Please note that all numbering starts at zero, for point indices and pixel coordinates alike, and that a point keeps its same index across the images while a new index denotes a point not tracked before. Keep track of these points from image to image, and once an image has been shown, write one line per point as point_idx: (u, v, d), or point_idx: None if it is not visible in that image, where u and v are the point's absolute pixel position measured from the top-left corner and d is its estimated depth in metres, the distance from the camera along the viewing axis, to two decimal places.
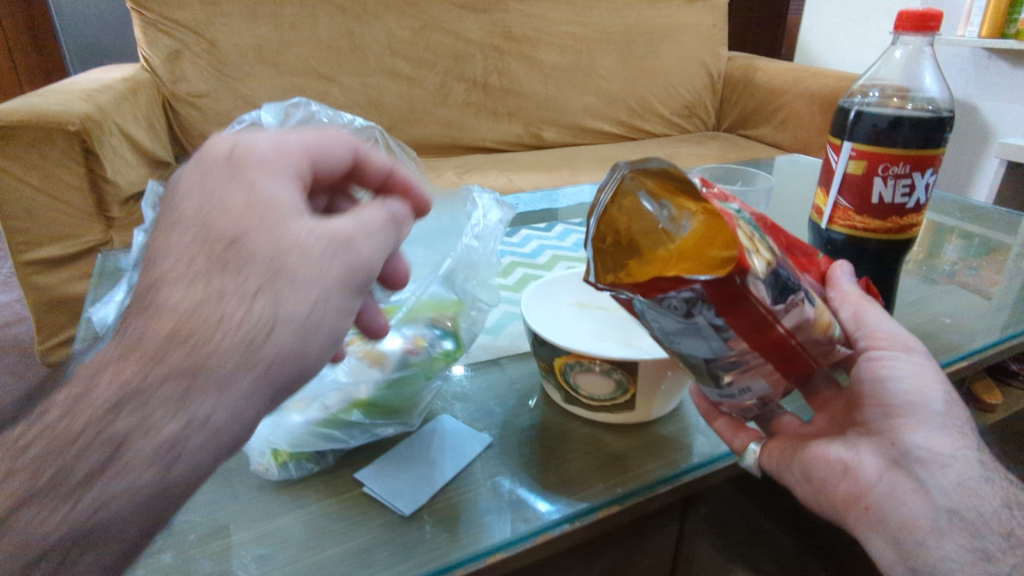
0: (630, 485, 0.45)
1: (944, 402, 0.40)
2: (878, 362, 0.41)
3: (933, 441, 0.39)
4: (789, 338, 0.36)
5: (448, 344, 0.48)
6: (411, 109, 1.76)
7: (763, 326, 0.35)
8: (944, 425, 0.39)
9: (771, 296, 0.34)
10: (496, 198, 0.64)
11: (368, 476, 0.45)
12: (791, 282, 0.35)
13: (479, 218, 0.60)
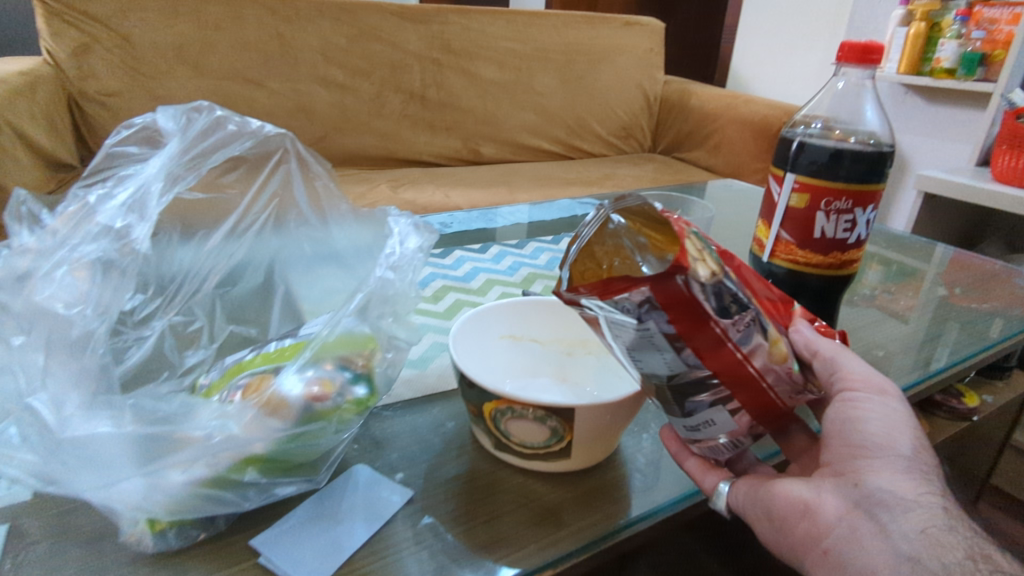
0: (566, 544, 0.41)
1: (911, 451, 0.37)
2: (851, 403, 0.38)
3: (898, 484, 0.36)
4: (743, 360, 0.35)
5: (359, 389, 0.43)
6: (344, 118, 1.68)
7: (715, 344, 0.34)
8: (909, 471, 0.36)
9: (716, 310, 0.34)
10: (414, 223, 0.58)
11: (265, 543, 0.39)
12: (740, 299, 0.35)
13: (395, 244, 0.52)
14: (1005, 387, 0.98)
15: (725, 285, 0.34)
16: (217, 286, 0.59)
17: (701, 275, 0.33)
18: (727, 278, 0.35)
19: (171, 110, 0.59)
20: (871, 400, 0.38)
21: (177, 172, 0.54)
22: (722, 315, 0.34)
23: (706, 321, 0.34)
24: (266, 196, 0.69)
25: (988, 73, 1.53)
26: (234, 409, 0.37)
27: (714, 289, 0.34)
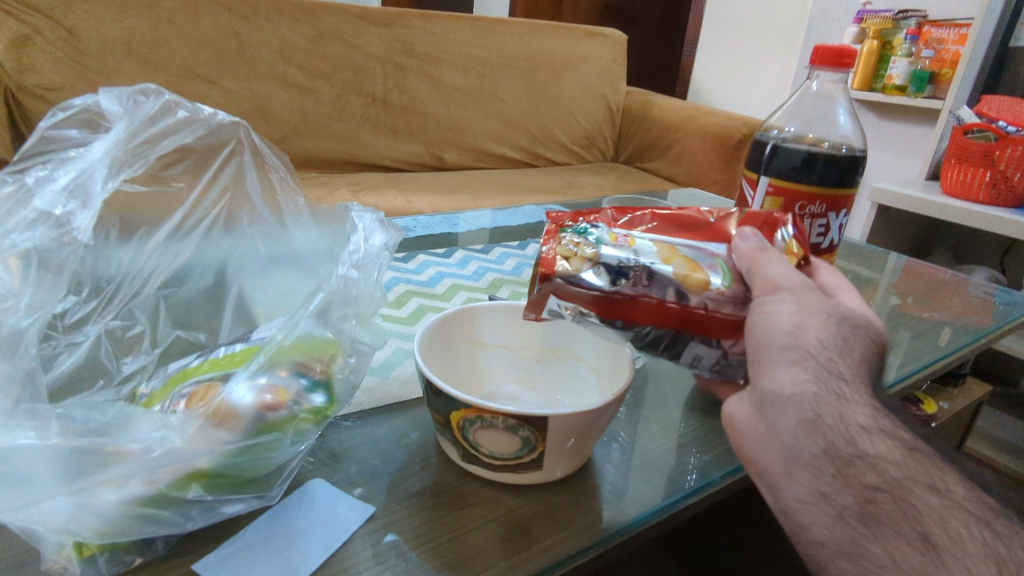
0: (536, 562, 0.39)
1: (809, 344, 0.39)
2: (758, 306, 0.40)
3: (779, 377, 0.38)
4: (672, 305, 0.41)
5: (317, 398, 0.40)
6: (303, 120, 1.64)
7: (634, 309, 0.42)
8: (798, 362, 0.38)
9: (603, 284, 0.42)
10: (380, 219, 0.56)
11: (209, 567, 0.35)
12: (625, 264, 0.42)
13: (359, 240, 0.49)
14: (958, 393, 1.01)
15: (601, 263, 0.42)
16: (161, 288, 0.55)
17: (561, 270, 0.42)
18: (603, 254, 0.42)
19: (115, 92, 0.52)
20: (783, 300, 0.39)
21: (121, 159, 0.50)
22: (613, 286, 0.42)
23: (607, 297, 0.42)
24: (218, 189, 0.65)
25: (937, 90, 1.61)
26: (178, 419, 0.34)
27: (586, 272, 0.42)
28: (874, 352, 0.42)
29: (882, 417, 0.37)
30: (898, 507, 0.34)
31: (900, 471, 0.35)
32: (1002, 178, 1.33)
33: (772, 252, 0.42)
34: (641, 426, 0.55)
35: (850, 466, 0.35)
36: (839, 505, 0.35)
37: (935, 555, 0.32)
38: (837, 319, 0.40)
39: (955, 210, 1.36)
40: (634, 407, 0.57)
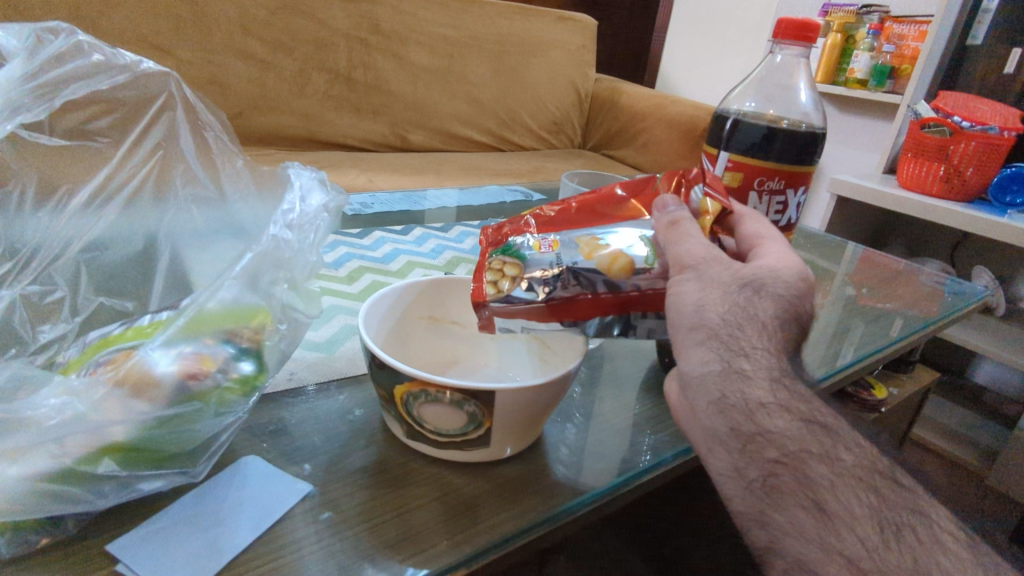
0: (481, 540, 0.37)
1: (714, 322, 0.37)
2: (673, 288, 0.40)
3: (689, 357, 0.38)
4: (612, 295, 0.43)
5: (246, 366, 0.38)
6: (263, 95, 1.57)
7: (575, 307, 0.43)
8: (703, 340, 0.37)
9: (536, 296, 0.43)
10: (319, 179, 0.53)
11: (126, 548, 0.32)
12: (546, 274, 0.42)
13: (295, 200, 0.47)
14: (908, 380, 1.03)
15: (529, 277, 0.43)
16: (82, 252, 0.54)
17: (490, 297, 0.43)
18: (527, 268, 0.43)
19: (17, 27, 0.49)
20: (687, 278, 0.39)
21: (20, 101, 0.46)
22: (547, 294, 0.42)
23: (545, 304, 0.43)
24: (147, 148, 0.64)
25: (897, 85, 1.62)
26: (91, 390, 0.32)
27: (514, 290, 0.42)
28: (798, 293, 0.41)
29: (782, 381, 0.36)
30: (796, 479, 0.33)
31: (799, 442, 0.34)
32: (956, 173, 1.37)
33: (686, 224, 0.41)
34: (596, 405, 0.54)
35: (752, 441, 0.35)
36: (747, 478, 0.35)
37: (827, 522, 0.32)
38: (742, 283, 0.39)
39: (911, 204, 1.39)
40: (589, 385, 0.56)
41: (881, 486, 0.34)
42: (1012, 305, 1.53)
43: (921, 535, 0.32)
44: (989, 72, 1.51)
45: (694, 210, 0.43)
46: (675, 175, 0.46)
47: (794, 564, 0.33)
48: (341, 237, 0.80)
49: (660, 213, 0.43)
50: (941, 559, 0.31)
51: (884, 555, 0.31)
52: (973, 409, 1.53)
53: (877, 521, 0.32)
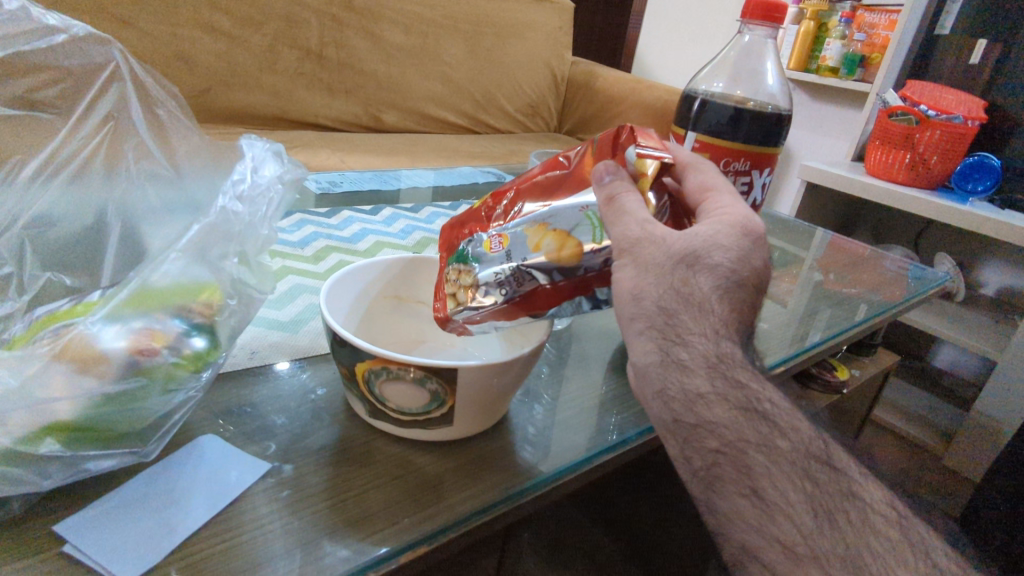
0: (443, 517, 0.37)
1: (650, 308, 0.38)
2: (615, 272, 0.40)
3: (634, 347, 0.39)
4: (568, 282, 0.42)
5: (198, 342, 0.37)
6: (231, 71, 1.52)
7: (534, 299, 0.43)
8: (642, 330, 0.38)
9: (495, 299, 0.42)
10: (274, 151, 0.52)
11: (75, 529, 0.31)
12: (495, 275, 0.42)
13: (247, 171, 0.46)
14: (869, 362, 1.06)
15: (483, 283, 0.42)
16: (27, 228, 0.52)
17: (451, 311, 0.43)
18: (479, 274, 0.43)
19: None
20: (626, 263, 0.39)
21: None
22: (505, 295, 0.42)
23: (505, 304, 0.42)
24: (96, 119, 0.61)
25: (867, 74, 1.65)
26: (33, 369, 0.31)
27: (474, 300, 0.42)
28: (744, 249, 0.39)
29: (719, 368, 0.36)
30: (736, 468, 0.34)
31: (737, 432, 0.34)
32: (920, 161, 1.40)
33: (626, 196, 0.40)
34: (562, 385, 0.54)
35: (694, 432, 0.35)
36: (692, 466, 0.35)
37: (765, 509, 0.33)
38: (676, 259, 0.38)
39: (878, 190, 1.42)
40: (556, 366, 0.56)
41: (816, 472, 0.34)
42: (971, 291, 1.57)
43: (852, 518, 0.33)
44: (956, 61, 1.51)
45: (631, 173, 0.42)
46: (607, 137, 0.44)
47: (740, 549, 0.34)
48: (308, 215, 0.78)
49: (597, 185, 0.41)
50: (871, 541, 0.33)
51: (817, 540, 0.33)
52: (932, 392, 1.58)
53: (811, 507, 0.33)
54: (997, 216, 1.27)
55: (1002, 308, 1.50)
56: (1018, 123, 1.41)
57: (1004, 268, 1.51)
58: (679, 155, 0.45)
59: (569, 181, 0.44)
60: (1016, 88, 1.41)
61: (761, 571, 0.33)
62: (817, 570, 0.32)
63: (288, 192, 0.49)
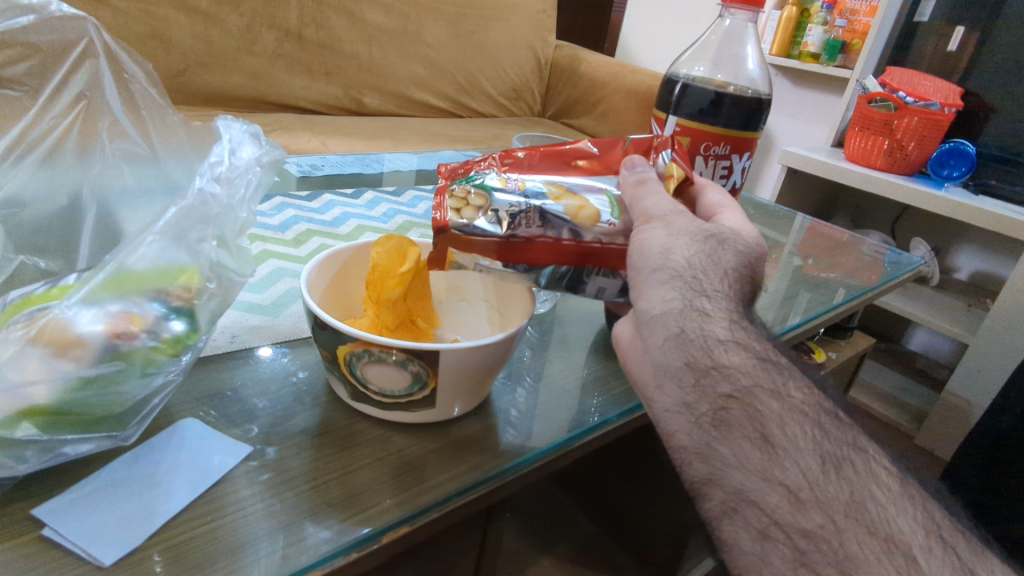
0: (426, 499, 0.37)
1: (679, 263, 0.39)
2: (640, 234, 0.41)
3: (651, 295, 0.39)
4: (575, 244, 0.43)
5: (178, 326, 0.37)
6: (208, 51, 1.48)
7: (531, 250, 0.42)
8: (666, 280, 0.39)
9: (500, 229, 0.41)
10: (251, 133, 0.50)
11: (53, 513, 0.31)
12: (513, 209, 0.41)
13: (224, 152, 0.44)
14: (846, 345, 1.08)
15: (495, 208, 0.41)
16: None
17: (452, 222, 0.41)
18: (493, 201, 0.41)
19: None
20: (655, 225, 0.40)
21: None
22: (510, 229, 0.41)
23: (504, 241, 0.42)
24: (67, 98, 0.60)
25: (846, 60, 1.67)
26: (8, 353, 0.31)
27: (479, 219, 0.41)
28: (755, 254, 0.43)
29: (740, 322, 0.39)
30: (745, 413, 0.35)
31: (752, 377, 0.36)
32: (898, 147, 1.42)
33: (652, 185, 0.42)
34: (546, 368, 0.54)
35: (706, 375, 0.36)
36: (696, 412, 0.36)
37: (771, 453, 0.34)
38: (707, 233, 0.41)
39: (857, 175, 1.44)
40: (539, 349, 0.57)
41: (826, 423, 0.36)
42: (946, 275, 1.60)
43: (858, 468, 0.34)
44: (935, 48, 1.53)
45: (661, 172, 0.45)
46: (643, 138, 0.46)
47: (734, 495, 0.34)
48: (289, 199, 0.77)
49: (627, 171, 0.44)
50: (873, 489, 0.34)
51: (823, 485, 0.33)
52: (906, 373, 1.61)
53: (818, 454, 0.34)
54: (972, 201, 1.30)
55: (976, 291, 1.53)
56: (994, 109, 1.43)
57: (978, 252, 1.55)
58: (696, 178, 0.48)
59: (589, 158, 0.46)
60: (992, 74, 1.44)
61: (760, 516, 0.34)
62: (820, 514, 0.32)
63: (265, 173, 0.47)
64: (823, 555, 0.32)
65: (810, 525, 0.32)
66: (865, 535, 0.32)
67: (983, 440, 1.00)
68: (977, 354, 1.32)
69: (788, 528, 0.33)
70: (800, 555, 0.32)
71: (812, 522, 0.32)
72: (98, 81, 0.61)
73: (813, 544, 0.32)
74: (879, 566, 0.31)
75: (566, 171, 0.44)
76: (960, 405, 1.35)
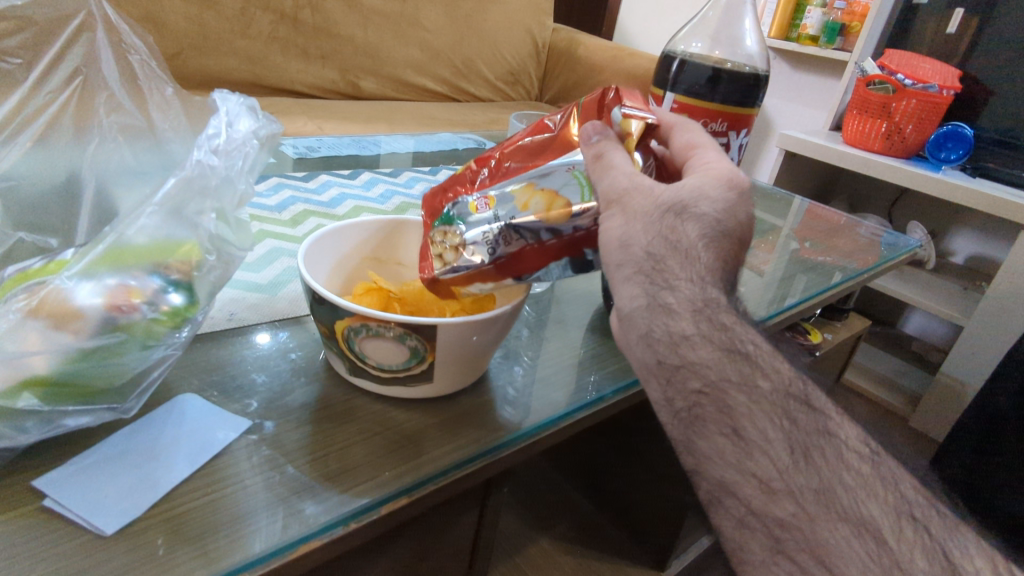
0: (423, 472, 0.37)
1: (638, 254, 0.39)
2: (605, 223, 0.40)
3: (621, 294, 0.39)
4: (557, 241, 0.41)
5: (177, 299, 0.37)
6: (203, 34, 1.47)
7: (521, 260, 0.41)
8: (630, 276, 0.39)
9: (483, 257, 0.41)
10: (249, 107, 0.50)
11: (55, 484, 0.32)
12: (487, 236, 0.40)
13: (221, 124, 0.44)
14: (841, 327, 1.09)
15: (470, 242, 0.41)
16: None
17: (439, 271, 0.42)
18: (466, 234, 0.41)
19: None
20: (614, 212, 0.39)
21: None
22: (492, 254, 0.41)
23: (495, 264, 0.41)
24: (65, 74, 0.64)
25: (846, 43, 1.66)
26: (8, 324, 0.31)
27: (460, 259, 0.41)
28: (729, 202, 0.41)
29: (704, 312, 0.38)
30: (717, 409, 0.35)
31: (719, 372, 0.36)
32: (896, 129, 1.42)
33: (613, 155, 0.40)
34: (542, 347, 0.54)
35: (677, 373, 0.37)
36: (674, 407, 0.37)
37: (744, 447, 0.34)
38: (665, 208, 0.39)
39: (855, 159, 1.44)
40: (536, 328, 0.57)
41: (795, 411, 0.35)
42: (941, 260, 1.61)
43: (828, 454, 0.35)
44: (936, 31, 1.52)
45: (618, 132, 0.42)
46: (594, 97, 0.43)
47: (716, 486, 0.35)
48: (285, 179, 0.77)
49: (586, 145, 0.41)
50: (844, 476, 0.34)
51: (794, 475, 0.34)
52: (901, 356, 1.62)
53: (788, 444, 0.34)
54: (969, 184, 1.30)
55: (971, 276, 1.54)
56: (991, 94, 1.43)
57: (973, 237, 1.55)
58: (664, 116, 0.46)
59: (553, 142, 0.43)
60: (990, 59, 1.43)
61: (737, 505, 0.35)
62: (792, 503, 0.33)
63: (263, 147, 0.47)
64: (796, 542, 0.33)
65: (783, 514, 0.33)
66: (837, 520, 0.33)
67: (976, 422, 1.00)
68: (969, 338, 1.33)
69: (763, 517, 0.34)
70: (775, 542, 0.33)
71: (785, 511, 0.33)
72: (94, 56, 0.65)
73: (787, 532, 0.33)
74: (851, 552, 0.32)
75: (527, 170, 0.42)
76: (953, 388, 1.36)
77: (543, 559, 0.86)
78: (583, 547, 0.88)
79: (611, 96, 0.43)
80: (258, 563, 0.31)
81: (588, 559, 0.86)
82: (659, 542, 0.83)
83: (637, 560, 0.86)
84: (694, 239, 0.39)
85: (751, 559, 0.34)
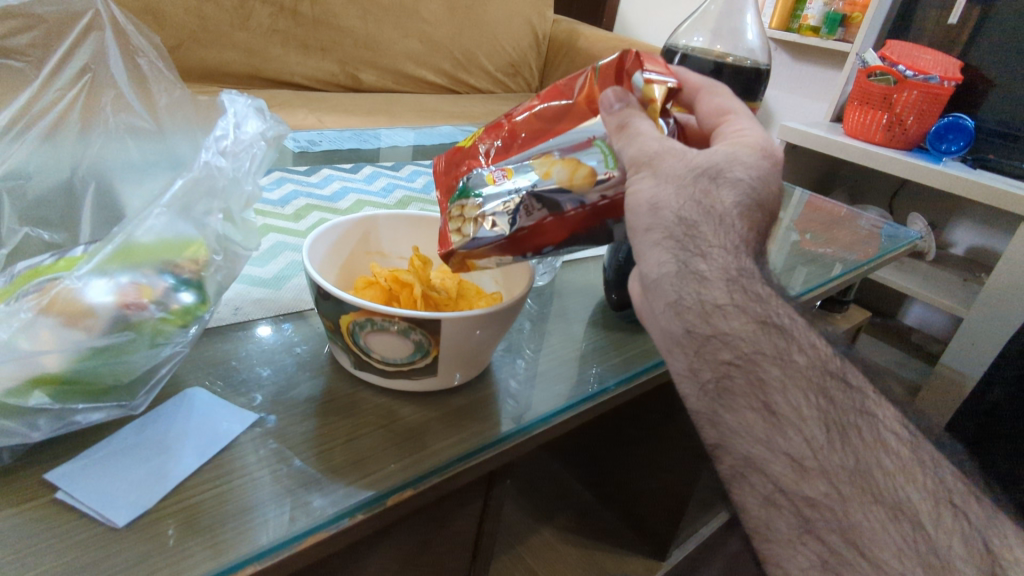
0: (425, 465, 0.38)
1: (670, 218, 0.39)
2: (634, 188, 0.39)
3: (647, 257, 0.39)
4: (580, 210, 0.41)
5: (186, 297, 0.37)
6: (202, 28, 1.47)
7: (543, 232, 0.41)
8: (659, 240, 0.39)
9: (505, 229, 0.40)
10: (256, 107, 0.49)
11: (65, 477, 0.32)
12: (513, 206, 0.40)
13: (228, 125, 0.44)
14: (841, 318, 1.10)
15: (491, 213, 0.40)
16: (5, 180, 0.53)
17: (456, 245, 0.41)
18: (485, 206, 0.41)
19: None
20: (643, 174, 0.39)
21: None
22: (512, 225, 0.41)
23: (510, 239, 0.41)
24: (74, 70, 0.65)
25: (845, 34, 1.65)
26: (20, 321, 0.32)
27: (479, 231, 0.40)
28: (762, 168, 0.41)
29: (739, 281, 0.38)
30: (748, 380, 0.36)
31: (753, 344, 0.37)
32: (897, 121, 1.42)
33: (635, 122, 0.39)
34: (544, 339, 0.55)
35: (707, 343, 0.37)
36: (701, 378, 0.37)
37: (775, 422, 0.35)
38: (697, 172, 0.40)
39: (856, 150, 1.44)
40: (538, 321, 0.57)
41: (830, 388, 0.36)
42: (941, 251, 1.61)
43: (864, 434, 0.35)
44: (937, 21, 1.52)
45: (641, 98, 0.41)
46: (612, 62, 0.42)
47: (743, 461, 0.36)
48: (287, 174, 0.77)
49: (607, 113, 0.40)
50: (882, 459, 0.34)
51: (828, 454, 0.34)
52: (901, 347, 1.63)
53: (824, 422, 0.35)
54: (971, 175, 1.30)
55: (971, 266, 1.55)
56: (993, 83, 1.43)
57: (974, 227, 1.56)
58: (689, 79, 0.45)
59: (569, 112, 0.43)
60: (993, 49, 1.43)
61: (764, 482, 0.35)
62: (824, 482, 0.34)
63: (271, 150, 0.47)
64: (827, 522, 0.34)
65: (815, 493, 0.34)
66: (871, 503, 0.33)
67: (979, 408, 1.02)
68: (970, 328, 1.33)
69: (793, 495, 0.35)
70: (806, 523, 0.34)
71: (817, 490, 0.34)
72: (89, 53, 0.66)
73: (818, 512, 0.34)
74: (886, 535, 0.32)
75: (545, 139, 0.42)
76: (957, 376, 1.37)
77: (544, 549, 0.86)
78: (582, 539, 0.89)
79: (628, 56, 0.42)
80: (265, 556, 0.31)
81: (589, 550, 0.87)
82: (660, 535, 0.84)
83: (636, 553, 0.87)
84: (728, 206, 0.39)
85: (777, 537, 0.35)
